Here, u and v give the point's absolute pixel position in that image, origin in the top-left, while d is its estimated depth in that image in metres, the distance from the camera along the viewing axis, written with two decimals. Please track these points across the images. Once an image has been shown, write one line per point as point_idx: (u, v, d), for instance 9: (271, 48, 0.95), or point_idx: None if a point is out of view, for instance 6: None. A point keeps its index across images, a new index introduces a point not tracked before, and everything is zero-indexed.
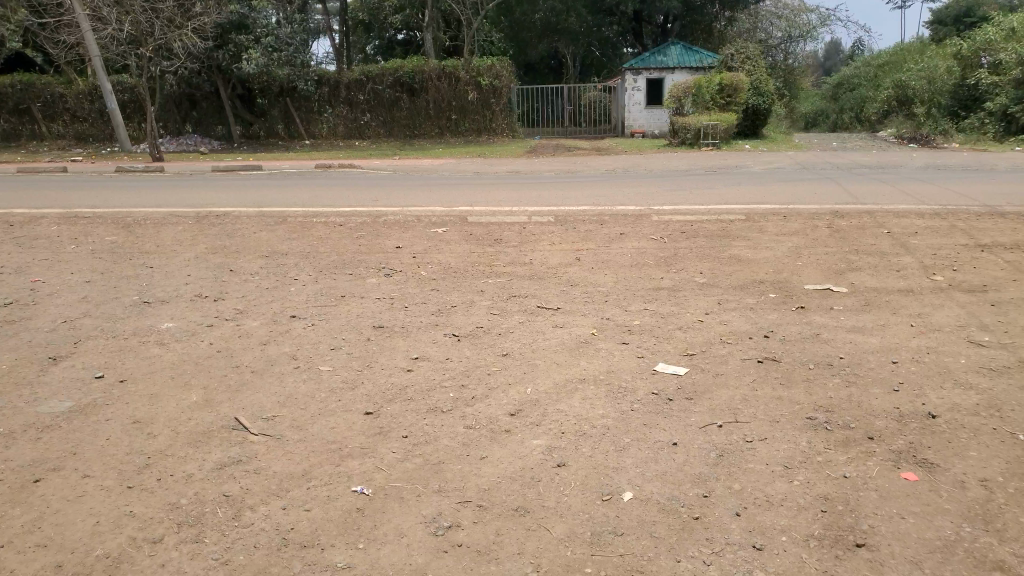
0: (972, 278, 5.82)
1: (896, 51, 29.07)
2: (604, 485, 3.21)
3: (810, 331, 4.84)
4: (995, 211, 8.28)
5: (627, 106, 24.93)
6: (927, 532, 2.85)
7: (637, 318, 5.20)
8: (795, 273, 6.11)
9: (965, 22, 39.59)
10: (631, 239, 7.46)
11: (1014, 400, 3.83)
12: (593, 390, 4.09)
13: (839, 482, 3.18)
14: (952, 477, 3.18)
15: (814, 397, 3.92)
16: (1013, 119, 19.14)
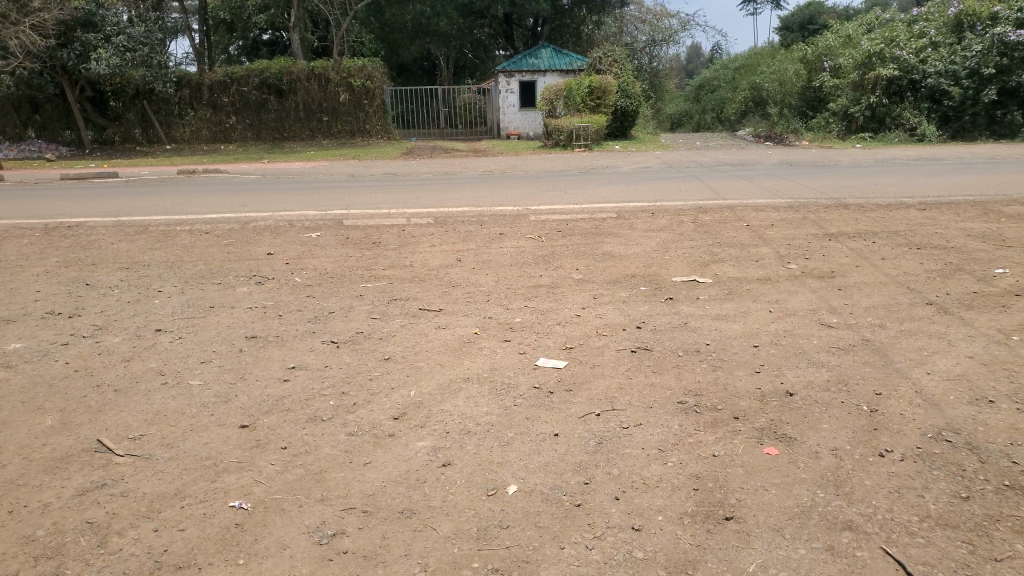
0: (821, 265, 6.29)
1: (751, 54, 30.90)
2: (488, 481, 3.26)
3: (679, 320, 5.09)
4: (840, 203, 8.99)
5: (502, 107, 25.23)
6: (788, 500, 3.07)
7: (518, 316, 5.29)
8: (664, 266, 6.39)
9: (810, 29, 42.61)
10: (510, 238, 7.57)
11: (860, 374, 4.19)
12: (477, 388, 4.13)
13: (709, 461, 3.37)
14: (808, 449, 3.44)
15: (684, 382, 4.14)
16: (852, 119, 20.88)
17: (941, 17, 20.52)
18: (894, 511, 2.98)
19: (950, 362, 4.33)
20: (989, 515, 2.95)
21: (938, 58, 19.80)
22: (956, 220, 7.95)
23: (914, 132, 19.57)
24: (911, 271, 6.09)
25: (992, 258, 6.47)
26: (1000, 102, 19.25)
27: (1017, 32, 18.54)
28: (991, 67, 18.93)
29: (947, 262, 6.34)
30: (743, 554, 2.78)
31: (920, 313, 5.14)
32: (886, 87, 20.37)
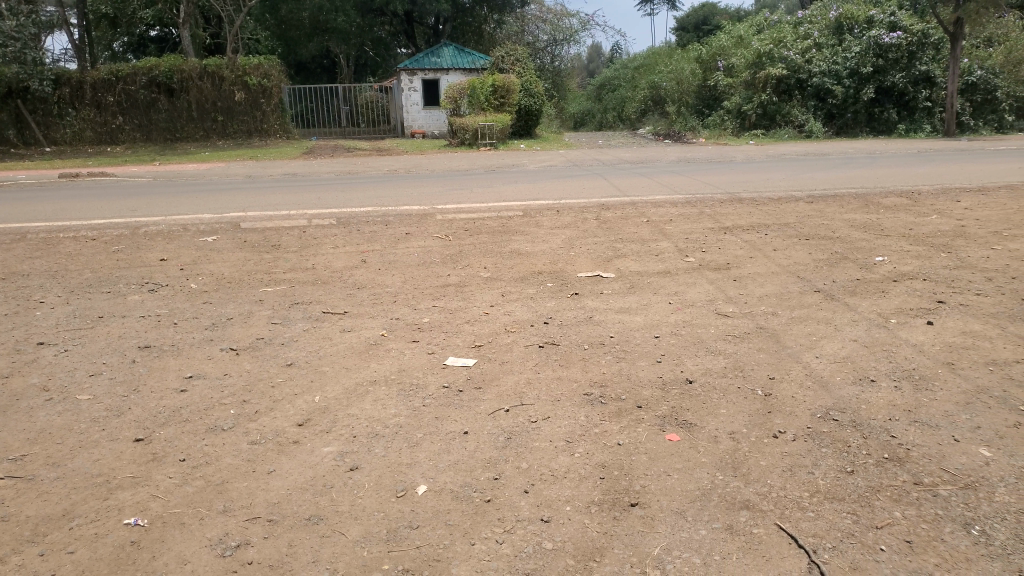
0: (718, 257, 6.54)
1: (648, 54, 32.10)
2: (398, 482, 3.24)
3: (584, 315, 5.20)
4: (735, 197, 9.38)
5: (405, 106, 25.01)
6: (689, 484, 3.19)
7: (425, 316, 5.26)
8: (569, 263, 6.49)
9: (704, 29, 44.20)
10: (416, 238, 7.52)
11: (754, 360, 4.39)
12: (385, 390, 4.09)
13: (614, 449, 3.46)
14: (707, 433, 3.58)
15: (590, 374, 4.23)
16: (745, 117, 21.68)
17: (823, 19, 21.95)
18: (787, 489, 3.14)
19: (836, 345, 4.60)
20: (872, 486, 3.16)
21: (822, 59, 20.87)
22: (840, 212, 8.43)
23: (802, 128, 20.61)
24: (800, 261, 6.43)
25: (872, 247, 6.90)
26: (877, 100, 20.77)
27: (890, 35, 20.22)
28: (868, 66, 20.36)
29: (832, 252, 6.72)
30: (649, 538, 2.86)
31: (809, 300, 5.43)
32: (776, 86, 21.29)
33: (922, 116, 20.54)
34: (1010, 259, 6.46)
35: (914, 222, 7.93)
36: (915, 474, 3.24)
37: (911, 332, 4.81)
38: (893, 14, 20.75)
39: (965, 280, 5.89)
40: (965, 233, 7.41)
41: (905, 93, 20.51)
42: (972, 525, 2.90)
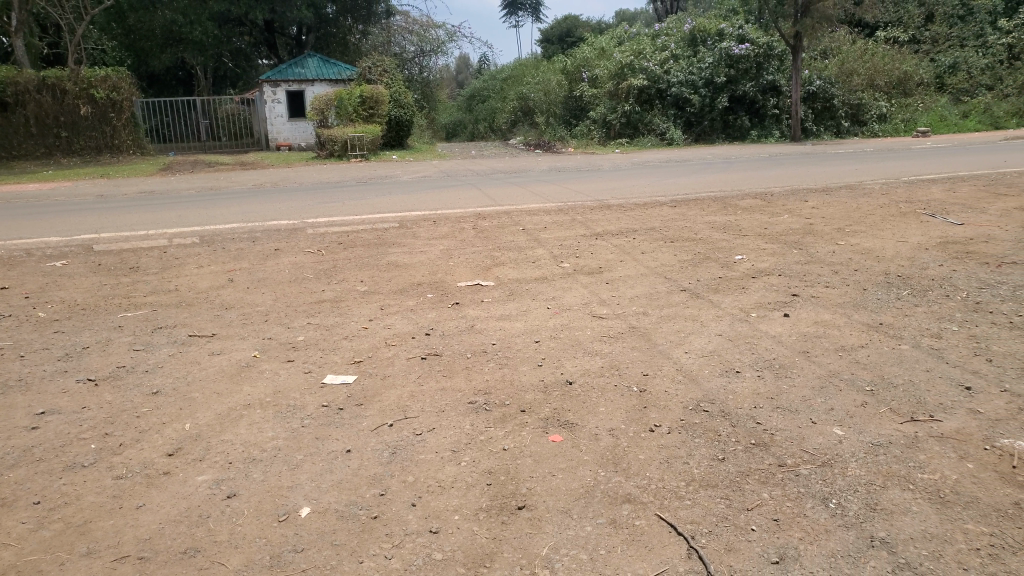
0: (591, 262, 6.75)
1: (515, 66, 32.79)
2: (279, 506, 3.13)
3: (465, 324, 5.22)
4: (604, 204, 9.71)
5: (269, 119, 24.22)
6: (573, 482, 3.27)
7: (301, 334, 5.12)
8: (448, 273, 6.50)
9: (568, 41, 45.56)
10: (287, 254, 7.30)
11: (629, 359, 4.55)
12: (261, 412, 3.95)
13: (500, 455, 3.49)
14: (588, 432, 3.69)
15: (473, 382, 4.25)
16: (610, 126, 22.34)
17: (679, 33, 23.43)
18: (665, 480, 3.28)
19: (703, 340, 4.86)
20: (741, 471, 3.36)
21: (679, 70, 22.19)
22: (702, 214, 8.92)
23: (664, 136, 21.50)
24: (667, 262, 6.73)
25: (732, 246, 7.34)
26: (731, 108, 22.10)
27: (739, 47, 21.66)
28: (721, 77, 21.82)
29: (696, 252, 7.08)
30: (537, 539, 2.91)
31: (677, 299, 5.70)
32: (638, 96, 22.22)
33: (771, 123, 22.01)
34: (853, 253, 7.04)
35: (768, 221, 8.49)
36: (779, 457, 3.47)
37: (770, 324, 5.15)
38: (741, 28, 22.30)
39: (815, 274, 6.36)
40: (813, 230, 8.00)
41: (755, 101, 21.93)
42: (830, 499, 3.14)
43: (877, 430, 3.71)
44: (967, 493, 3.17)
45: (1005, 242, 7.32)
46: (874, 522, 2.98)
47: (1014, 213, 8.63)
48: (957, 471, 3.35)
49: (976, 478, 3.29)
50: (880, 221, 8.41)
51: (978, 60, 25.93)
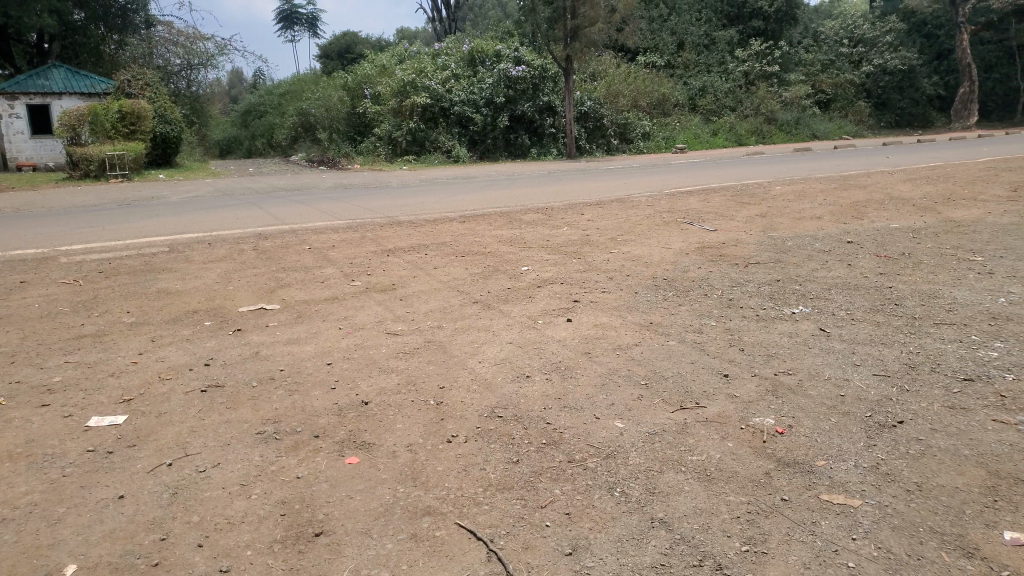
0: (382, 279, 6.70)
1: (293, 81, 31.78)
2: (38, 568, 2.78)
3: (250, 351, 4.96)
4: (393, 221, 9.68)
5: (7, 136, 21.46)
6: (371, 503, 3.22)
7: (57, 374, 4.58)
8: (227, 298, 6.14)
9: (349, 58, 45.05)
10: (37, 286, 6.50)
11: (424, 373, 4.58)
12: (9, 467, 3.47)
13: (294, 483, 3.36)
14: (385, 450, 3.65)
15: (261, 412, 4.04)
16: (396, 143, 22.35)
17: (458, 53, 24.15)
18: (462, 488, 3.34)
19: (495, 349, 5.00)
20: (535, 471, 3.50)
21: (460, 89, 22.70)
22: (489, 229, 9.19)
23: (450, 154, 21.85)
24: (458, 276, 6.86)
25: (519, 258, 7.64)
26: (512, 127, 23.01)
27: (516, 68, 22.65)
28: (501, 97, 22.53)
29: (485, 265, 7.29)
30: (336, 564, 2.83)
31: (468, 311, 5.82)
32: (422, 114, 22.44)
33: (549, 142, 23.22)
34: (625, 260, 7.62)
35: (549, 234, 8.93)
36: (568, 453, 3.67)
37: (555, 330, 5.43)
38: (516, 50, 23.46)
39: (593, 281, 6.80)
40: (590, 241, 8.56)
41: (533, 121, 23.01)
42: (614, 488, 3.37)
43: (652, 419, 4.04)
44: (728, 469, 3.56)
45: (750, 245, 8.30)
46: (653, 504, 3.24)
47: (757, 220, 9.81)
48: (720, 450, 3.74)
49: (734, 454, 3.69)
50: (647, 230, 9.18)
51: (722, 85, 29.20)
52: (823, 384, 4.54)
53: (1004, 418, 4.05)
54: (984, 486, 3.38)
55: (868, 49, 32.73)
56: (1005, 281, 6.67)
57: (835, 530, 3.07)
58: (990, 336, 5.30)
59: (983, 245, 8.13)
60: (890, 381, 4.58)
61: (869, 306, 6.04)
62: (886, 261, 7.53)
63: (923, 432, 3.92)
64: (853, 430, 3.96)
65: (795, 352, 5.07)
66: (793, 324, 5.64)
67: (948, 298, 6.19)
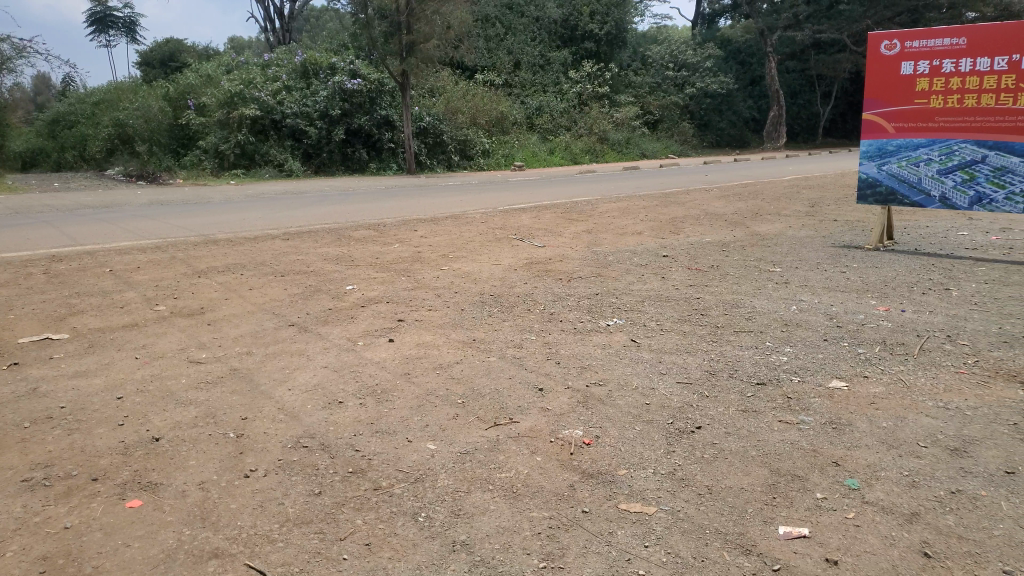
0: (191, 302, 6.30)
1: (109, 90, 29.49)
2: None
3: (26, 388, 4.46)
4: (210, 239, 9.19)
5: None
6: (150, 550, 2.96)
7: None
8: (6, 329, 5.52)
9: (173, 66, 42.43)
10: None
11: (227, 405, 4.30)
12: None
13: (61, 536, 3.03)
14: (174, 490, 3.39)
15: (31, 456, 3.64)
16: (223, 157, 21.30)
17: (289, 64, 23.39)
18: (257, 525, 3.16)
19: (308, 375, 4.80)
20: (336, 502, 3.38)
21: (292, 102, 21.97)
22: (315, 246, 8.92)
23: (282, 167, 21.17)
24: (276, 297, 6.58)
25: (342, 276, 7.45)
26: (348, 140, 22.54)
27: (351, 82, 22.34)
28: (336, 109, 22.04)
29: (306, 285, 7.04)
30: None
31: (282, 335, 5.57)
32: (251, 126, 21.54)
33: (388, 156, 23.05)
34: (454, 277, 7.64)
35: (378, 251, 8.79)
36: (375, 480, 3.57)
37: (375, 351, 5.30)
38: (352, 64, 23.17)
39: (420, 298, 6.75)
40: (419, 257, 8.51)
41: (370, 135, 22.74)
42: (418, 513, 3.31)
43: (464, 439, 4.02)
44: (534, 484, 3.60)
45: (575, 260, 8.56)
46: (456, 527, 3.21)
47: (583, 235, 10.19)
48: (528, 466, 3.78)
49: (541, 469, 3.74)
50: (478, 246, 9.27)
51: (557, 105, 30.06)
52: (631, 393, 4.72)
53: (788, 418, 4.39)
54: (765, 485, 3.63)
55: (690, 73, 34.94)
56: (798, 289, 7.29)
57: (629, 539, 3.17)
58: (781, 342, 5.75)
59: (782, 256, 8.87)
60: (692, 389, 4.83)
61: (678, 316, 6.39)
62: (696, 273, 8.03)
63: (717, 436, 4.16)
64: (655, 437, 4.14)
65: (608, 363, 5.25)
66: (608, 336, 5.85)
67: (748, 307, 6.67)
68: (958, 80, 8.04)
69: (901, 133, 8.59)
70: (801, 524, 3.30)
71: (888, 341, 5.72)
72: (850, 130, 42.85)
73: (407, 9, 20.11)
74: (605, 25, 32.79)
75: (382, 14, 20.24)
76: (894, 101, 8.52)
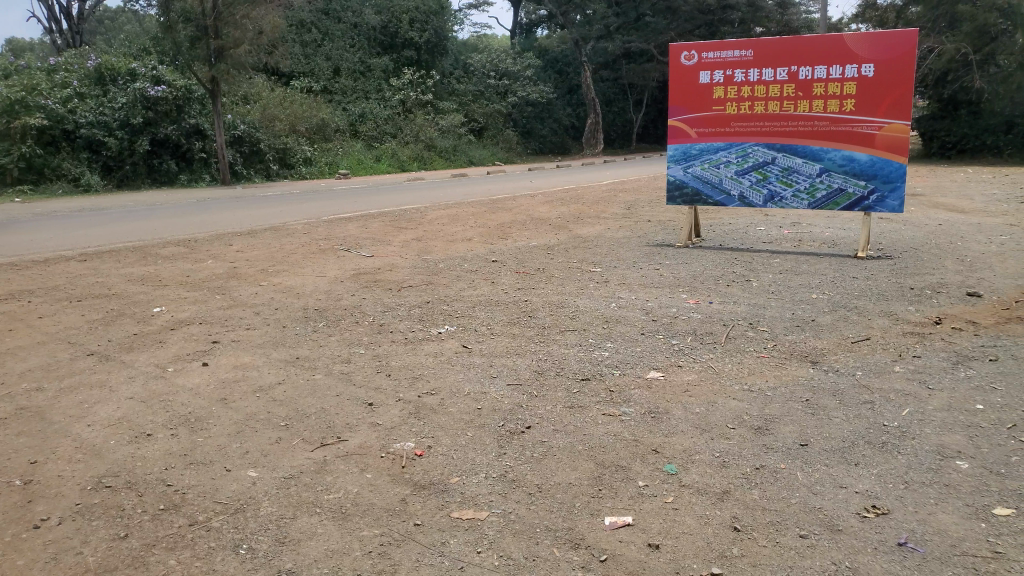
0: None
1: None
2: None
3: None
4: None
5: None
6: None
7: None
8: None
9: None
10: None
11: (12, 450, 3.84)
12: None
13: None
14: None
15: None
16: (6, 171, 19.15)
17: (81, 69, 21.46)
18: None
19: (110, 408, 4.39)
20: (145, 544, 3.11)
21: (86, 110, 20.18)
22: (117, 266, 8.23)
23: (78, 182, 19.46)
24: (71, 324, 5.98)
25: (149, 298, 6.90)
26: (154, 151, 21.02)
27: (154, 88, 20.82)
28: (138, 118, 20.49)
29: (107, 309, 6.46)
30: None
31: (80, 366, 5.07)
32: (39, 137, 19.58)
33: (200, 167, 21.77)
34: (275, 292, 7.31)
35: (189, 269, 8.23)
36: (190, 515, 3.33)
37: (188, 377, 4.95)
38: (154, 69, 21.64)
39: (238, 317, 6.40)
40: (237, 274, 8.07)
41: (179, 145, 21.34)
42: (240, 545, 3.12)
43: (289, 463, 3.83)
44: (364, 502, 3.49)
45: (404, 268, 8.48)
46: (281, 555, 3.06)
47: (411, 243, 10.11)
48: (358, 483, 3.67)
49: (372, 485, 3.65)
50: (301, 258, 8.94)
51: (380, 111, 29.73)
52: (462, 400, 4.72)
53: (611, 411, 4.58)
54: (591, 478, 3.75)
55: (511, 82, 35.83)
56: (617, 288, 7.65)
57: (461, 546, 3.17)
58: (603, 338, 6.00)
59: (602, 257, 9.28)
60: (522, 390, 4.92)
61: (507, 320, 6.49)
62: (523, 277, 8.22)
63: (546, 434, 4.25)
64: (487, 441, 4.16)
65: (439, 371, 5.22)
66: (439, 344, 5.83)
67: (572, 307, 6.91)
68: (749, 89, 8.82)
69: (702, 138, 9.25)
70: (624, 512, 3.44)
71: (699, 331, 6.14)
72: (660, 136, 45.82)
73: (213, 12, 19.12)
74: (424, 32, 32.86)
75: (186, 17, 19.10)
76: (694, 108, 9.18)
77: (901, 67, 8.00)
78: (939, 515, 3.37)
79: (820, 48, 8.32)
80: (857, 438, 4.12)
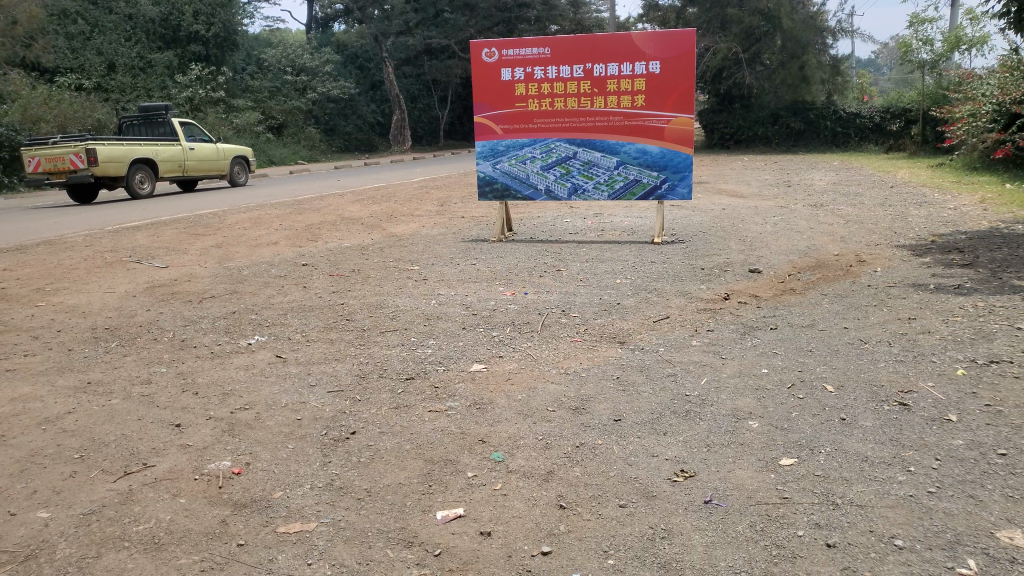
0: None
1: None
2: None
3: None
4: None
5: None
6: None
7: None
8: None
9: None
10: None
11: None
12: None
13: None
14: None
15: None
16: None
17: None
18: None
19: None
20: None
21: None
22: None
23: None
24: None
25: None
26: None
27: None
28: None
29: None
30: None
31: None
32: None
33: None
34: (55, 313, 6.59)
35: None
36: None
37: None
38: None
39: (10, 345, 5.69)
40: (5, 296, 7.17)
41: None
42: None
43: (88, 498, 3.48)
44: (179, 529, 3.26)
45: (205, 278, 7.97)
46: None
47: (212, 251, 9.53)
48: (169, 510, 3.41)
49: (187, 510, 3.41)
50: (86, 274, 8.14)
51: None
52: (280, 412, 4.53)
53: (436, 407, 4.60)
54: (420, 475, 3.75)
55: (310, 78, 34.66)
56: (435, 285, 7.68)
57: (289, 561, 3.04)
58: (424, 335, 6.00)
59: (417, 255, 9.29)
60: (344, 395, 4.80)
61: (324, 325, 6.30)
62: (337, 279, 8.02)
63: (372, 438, 4.19)
64: (310, 451, 4.02)
65: (253, 385, 4.96)
66: (250, 355, 5.54)
67: (391, 307, 6.85)
68: (548, 86, 9.17)
69: (507, 134, 9.49)
70: (455, 505, 3.47)
71: (516, 322, 6.31)
72: (467, 132, 46.48)
73: None
74: (212, 26, 30.78)
75: None
76: (497, 105, 9.38)
77: (681, 64, 8.69)
78: (736, 471, 3.72)
79: (610, 47, 8.81)
80: (664, 409, 4.45)
